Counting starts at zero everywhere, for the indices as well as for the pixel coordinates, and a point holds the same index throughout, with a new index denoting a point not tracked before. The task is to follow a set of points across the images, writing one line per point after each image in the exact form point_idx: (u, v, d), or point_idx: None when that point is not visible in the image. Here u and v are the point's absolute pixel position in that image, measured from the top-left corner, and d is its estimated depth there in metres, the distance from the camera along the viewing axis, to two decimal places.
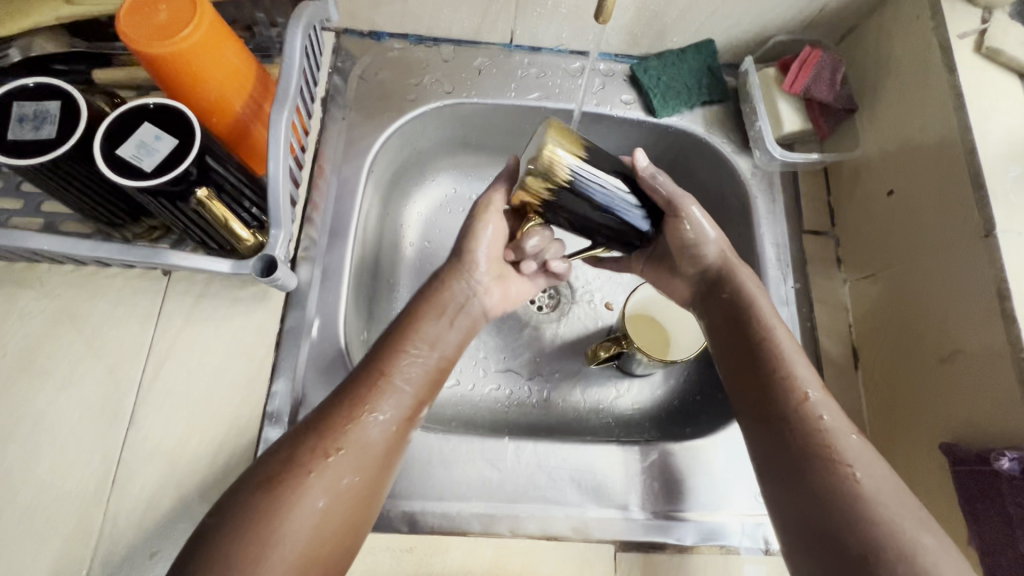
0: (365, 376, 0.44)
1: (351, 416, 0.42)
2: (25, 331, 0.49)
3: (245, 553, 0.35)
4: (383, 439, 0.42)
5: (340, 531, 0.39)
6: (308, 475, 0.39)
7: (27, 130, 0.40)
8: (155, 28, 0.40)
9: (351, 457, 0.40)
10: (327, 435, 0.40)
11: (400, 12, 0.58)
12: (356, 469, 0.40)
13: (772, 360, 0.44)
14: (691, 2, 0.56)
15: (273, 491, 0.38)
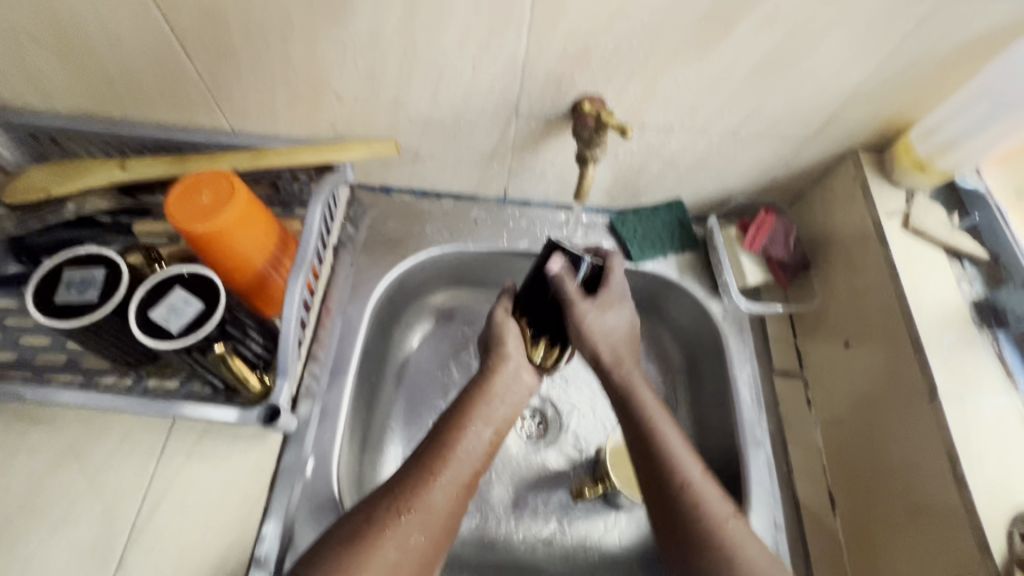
0: (435, 445, 0.50)
1: (423, 482, 0.48)
2: (29, 468, 0.51)
3: None
4: (449, 504, 0.48)
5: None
6: (387, 530, 0.44)
7: (73, 294, 0.45)
8: (199, 211, 0.48)
9: (420, 519, 0.46)
10: (401, 499, 0.46)
11: (407, 174, 0.67)
12: (422, 530, 0.46)
13: (655, 445, 0.50)
14: (660, 173, 0.65)
15: (361, 543, 0.43)
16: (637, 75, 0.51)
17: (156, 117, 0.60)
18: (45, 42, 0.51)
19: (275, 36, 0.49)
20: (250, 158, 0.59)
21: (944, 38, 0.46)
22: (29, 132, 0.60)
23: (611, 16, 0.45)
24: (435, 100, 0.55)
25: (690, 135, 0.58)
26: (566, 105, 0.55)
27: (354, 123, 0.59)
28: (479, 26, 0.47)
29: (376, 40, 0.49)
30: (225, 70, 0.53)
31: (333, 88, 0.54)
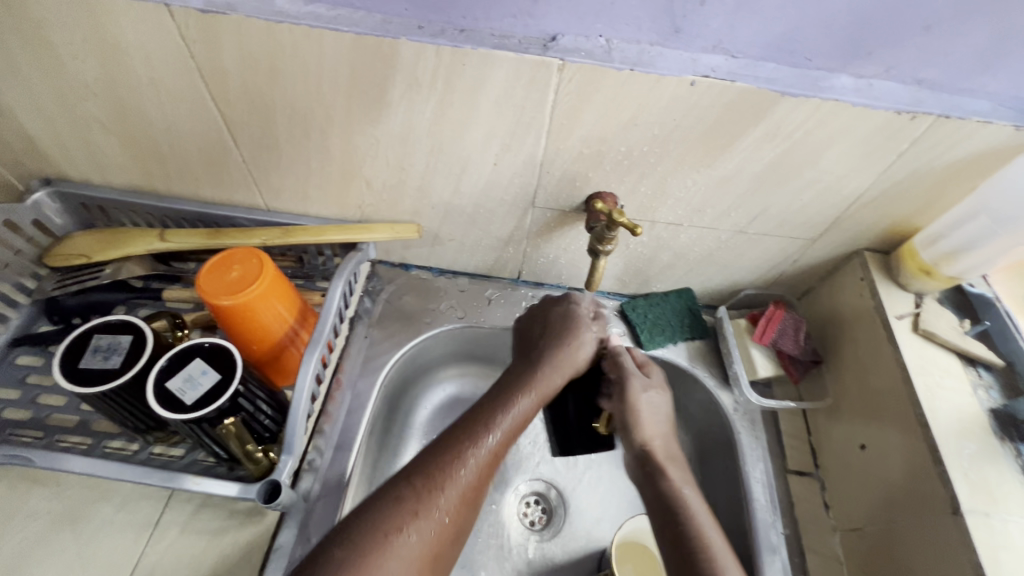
0: (449, 451, 0.46)
1: (436, 480, 0.44)
2: (25, 533, 0.51)
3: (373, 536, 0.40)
4: (461, 502, 0.45)
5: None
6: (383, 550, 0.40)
7: (97, 360, 0.47)
8: (227, 284, 0.50)
9: (441, 518, 0.43)
10: (420, 499, 0.43)
11: (425, 254, 0.70)
12: (443, 518, 0.43)
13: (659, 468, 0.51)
14: (670, 263, 0.67)
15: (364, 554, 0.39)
16: (647, 176, 0.54)
17: (198, 194, 0.65)
18: (111, 127, 0.57)
19: (316, 130, 0.54)
20: (280, 233, 0.63)
21: (940, 156, 0.48)
22: (81, 202, 0.66)
23: (623, 126, 0.49)
24: (457, 190, 0.59)
25: (699, 231, 0.61)
26: (581, 199, 0.58)
27: (380, 206, 0.63)
28: (501, 129, 0.51)
29: (406, 136, 0.53)
30: (268, 156, 0.58)
31: (364, 176, 0.59)
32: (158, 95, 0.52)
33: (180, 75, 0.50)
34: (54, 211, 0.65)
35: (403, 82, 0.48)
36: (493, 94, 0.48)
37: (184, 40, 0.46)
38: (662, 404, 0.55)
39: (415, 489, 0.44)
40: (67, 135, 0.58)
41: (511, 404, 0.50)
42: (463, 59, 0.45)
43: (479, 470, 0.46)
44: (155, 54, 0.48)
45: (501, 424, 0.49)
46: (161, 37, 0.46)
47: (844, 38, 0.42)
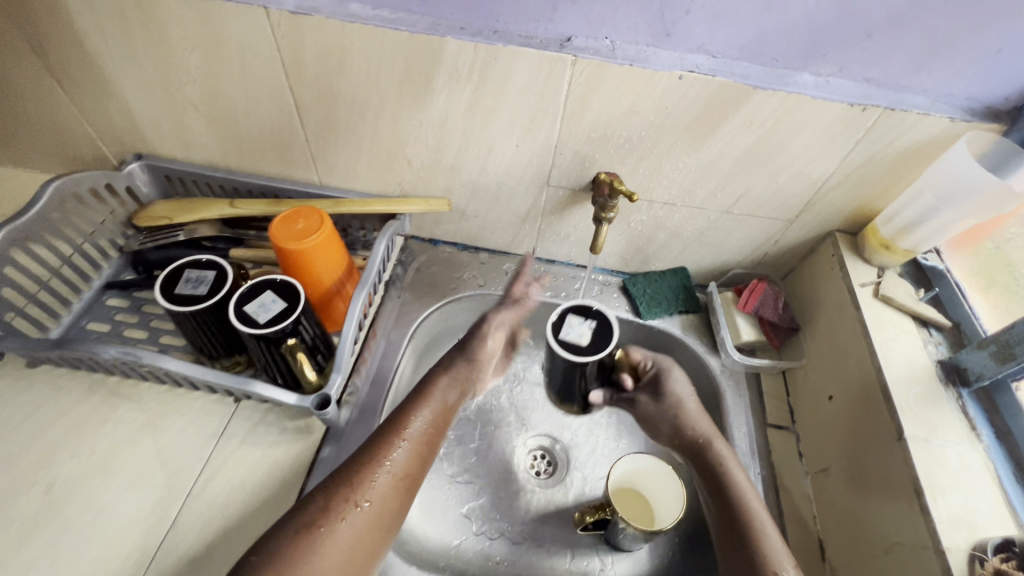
0: (378, 449, 0.54)
1: (370, 473, 0.52)
2: (114, 435, 0.60)
3: (310, 524, 0.47)
4: (392, 498, 0.52)
5: (366, 551, 0.49)
6: (321, 531, 0.47)
7: (188, 288, 0.57)
8: (293, 233, 0.61)
9: (375, 507, 0.51)
10: (353, 488, 0.51)
11: (452, 229, 0.80)
12: (376, 518, 0.51)
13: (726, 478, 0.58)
14: (666, 242, 0.76)
15: (307, 533, 0.47)
16: (645, 158, 0.64)
17: (263, 170, 0.76)
18: (200, 108, 0.69)
19: (370, 114, 0.65)
20: (331, 204, 0.74)
21: (890, 144, 0.58)
22: (165, 174, 0.78)
23: (625, 113, 0.59)
24: (484, 169, 0.70)
25: (691, 211, 0.70)
26: (589, 179, 0.68)
27: (418, 183, 0.73)
28: (524, 115, 0.62)
29: (444, 121, 0.64)
30: (327, 137, 0.69)
31: (406, 155, 0.70)
32: (244, 81, 0.64)
33: (267, 67, 0.62)
34: (143, 181, 0.77)
35: (446, 74, 0.59)
36: (519, 85, 0.58)
37: (273, 36, 0.58)
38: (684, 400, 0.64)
39: (351, 476, 0.52)
40: (162, 115, 0.70)
41: (426, 397, 0.61)
42: (496, 54, 0.56)
43: (407, 460, 0.55)
44: (248, 47, 0.60)
45: (417, 421, 0.58)
46: (257, 34, 0.58)
47: (804, 42, 0.52)
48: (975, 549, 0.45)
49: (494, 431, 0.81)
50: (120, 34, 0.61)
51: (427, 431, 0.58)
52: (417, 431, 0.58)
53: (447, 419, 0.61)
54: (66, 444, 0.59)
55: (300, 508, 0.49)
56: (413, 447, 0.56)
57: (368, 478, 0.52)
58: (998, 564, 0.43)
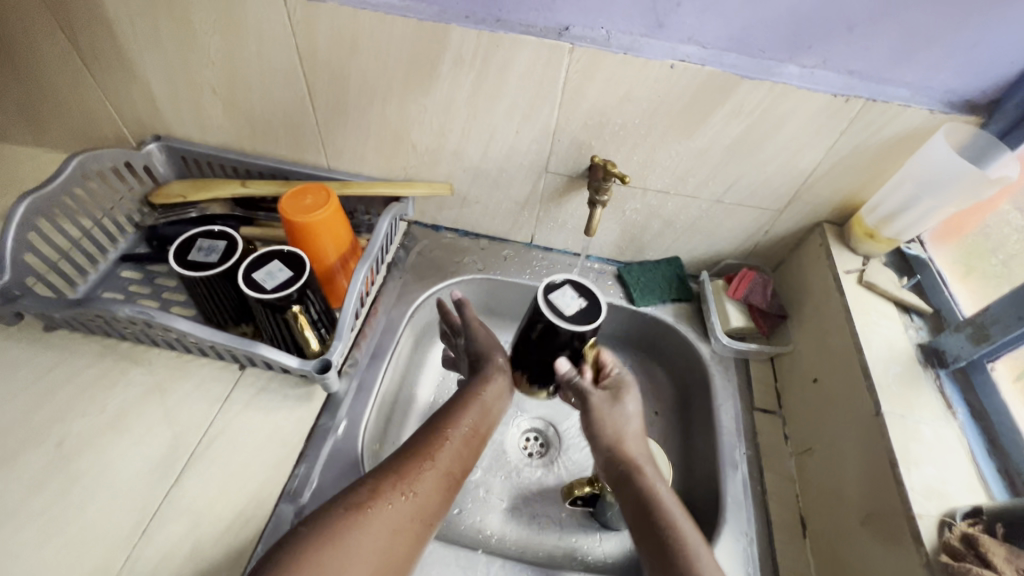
0: (428, 445, 0.55)
1: (417, 467, 0.53)
2: (124, 395, 0.63)
3: (356, 508, 0.48)
4: (437, 491, 0.53)
5: (405, 540, 0.49)
6: (367, 513, 0.48)
7: (200, 256, 0.60)
8: (301, 207, 0.63)
9: (419, 499, 0.51)
10: (401, 478, 0.52)
11: (454, 215, 0.83)
12: (418, 510, 0.51)
13: (642, 479, 0.56)
14: (660, 230, 0.79)
15: (353, 514, 0.48)
16: (639, 146, 0.67)
17: (274, 153, 0.79)
18: (218, 91, 0.72)
19: (378, 99, 0.68)
20: (339, 185, 0.77)
21: (873, 135, 0.60)
22: (181, 155, 0.81)
23: (620, 101, 0.62)
24: (485, 155, 0.73)
25: (684, 199, 0.73)
26: (585, 166, 0.71)
27: (421, 167, 0.77)
28: (524, 101, 0.65)
29: (449, 106, 0.67)
30: (337, 122, 0.73)
31: (411, 140, 0.73)
32: (261, 65, 0.67)
33: (283, 52, 0.65)
34: (160, 161, 0.81)
35: (451, 60, 0.62)
36: (519, 72, 0.62)
37: (289, 21, 0.62)
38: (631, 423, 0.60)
39: (398, 468, 0.53)
40: (182, 97, 0.74)
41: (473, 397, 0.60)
42: (498, 42, 0.59)
43: (452, 458, 0.56)
44: (266, 32, 0.63)
45: (464, 423, 0.58)
46: (274, 19, 0.62)
47: (790, 34, 0.55)
48: (945, 517, 0.47)
49: None
50: (145, 16, 0.64)
51: (473, 432, 0.59)
52: (463, 432, 0.58)
53: (490, 427, 0.61)
54: (78, 402, 0.62)
55: (347, 492, 0.50)
56: (457, 446, 0.57)
57: (415, 471, 0.53)
58: (965, 529, 0.45)
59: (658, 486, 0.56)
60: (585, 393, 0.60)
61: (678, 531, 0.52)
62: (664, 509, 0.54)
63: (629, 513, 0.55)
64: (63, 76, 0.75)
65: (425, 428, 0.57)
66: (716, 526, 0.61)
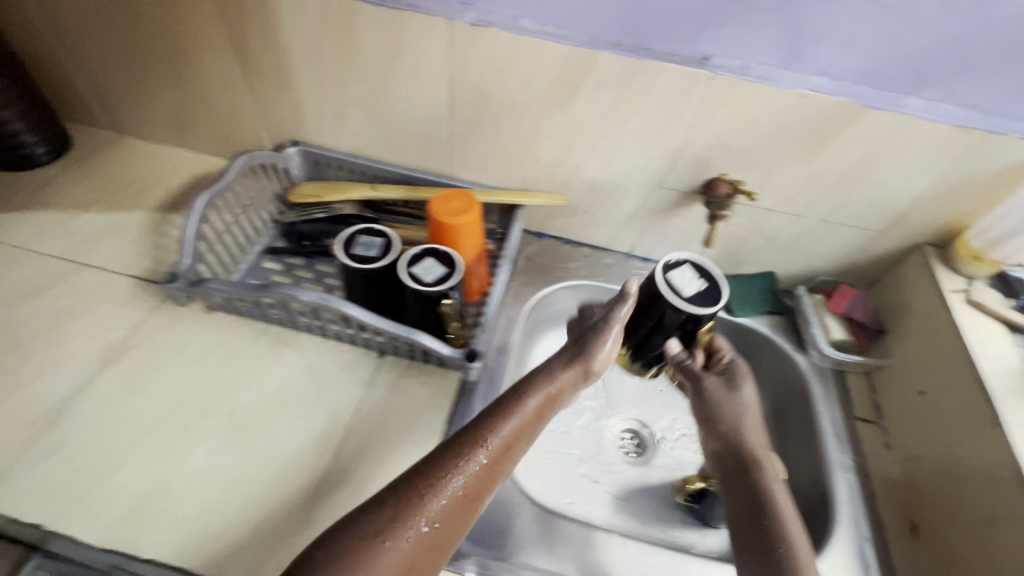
0: (449, 458, 0.46)
1: (437, 487, 0.44)
2: (282, 375, 0.69)
3: (367, 536, 0.40)
4: (457, 516, 0.44)
5: (427, 564, 0.42)
6: (381, 546, 0.40)
7: (363, 250, 0.67)
8: (450, 210, 0.70)
9: (436, 531, 0.42)
10: (424, 505, 0.43)
11: (562, 223, 0.89)
12: (440, 543, 0.42)
13: (754, 476, 0.55)
14: (760, 246, 0.83)
15: (368, 543, 0.40)
16: (755, 167, 0.72)
17: (402, 160, 0.86)
18: (364, 103, 0.79)
19: (515, 115, 0.75)
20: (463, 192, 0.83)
21: (986, 165, 0.65)
22: (315, 159, 0.89)
23: (746, 125, 0.68)
24: (605, 169, 0.78)
25: (789, 217, 0.78)
26: (700, 183, 0.76)
27: (540, 178, 0.83)
28: (654, 122, 0.70)
29: (581, 124, 0.73)
30: (470, 134, 0.79)
31: (536, 152, 0.79)
32: (412, 81, 0.74)
33: (435, 69, 0.72)
34: (296, 164, 0.88)
35: (594, 83, 0.68)
36: (657, 96, 0.67)
37: (449, 43, 0.69)
38: (750, 403, 0.61)
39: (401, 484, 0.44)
40: (329, 107, 0.81)
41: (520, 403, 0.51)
42: (642, 68, 0.65)
43: (479, 475, 0.46)
44: (425, 52, 0.70)
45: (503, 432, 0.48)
46: (435, 40, 0.69)
47: (918, 69, 0.60)
48: None
49: (589, 412, 0.87)
50: (317, 35, 0.72)
51: (504, 443, 0.48)
52: (501, 440, 0.48)
53: (528, 436, 0.51)
54: (241, 379, 0.68)
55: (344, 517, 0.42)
56: (489, 462, 0.47)
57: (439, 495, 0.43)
58: None
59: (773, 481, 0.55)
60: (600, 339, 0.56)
61: (785, 531, 0.51)
62: (774, 501, 0.53)
63: (737, 506, 0.55)
64: (222, 84, 0.83)
65: (456, 445, 0.46)
66: (831, 524, 0.65)
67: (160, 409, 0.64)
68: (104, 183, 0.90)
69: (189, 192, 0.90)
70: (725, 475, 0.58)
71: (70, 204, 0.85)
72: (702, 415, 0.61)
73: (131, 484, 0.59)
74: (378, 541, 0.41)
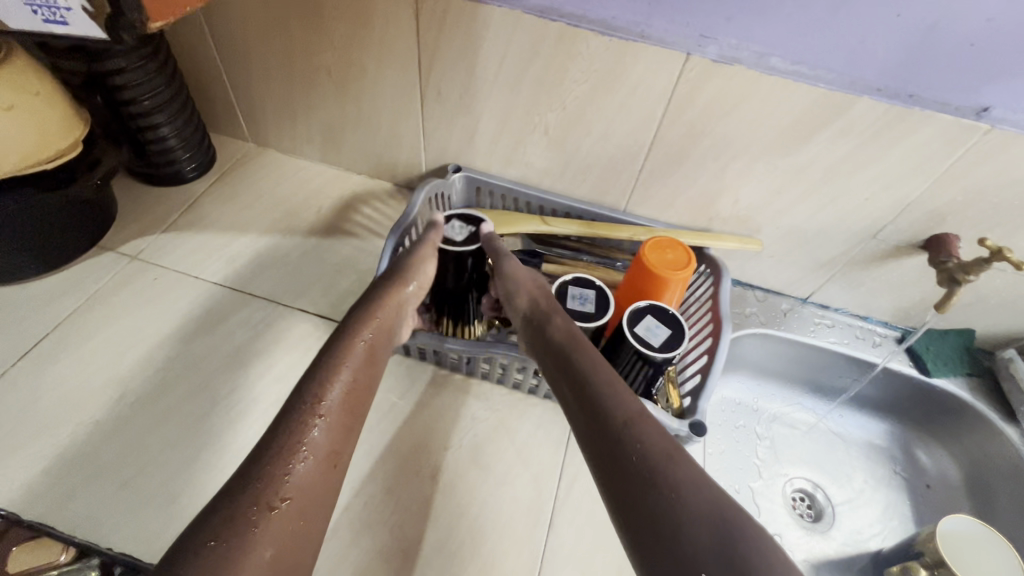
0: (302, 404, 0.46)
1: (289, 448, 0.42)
2: (475, 431, 0.64)
3: (248, 516, 0.38)
4: (315, 476, 0.42)
5: (294, 565, 0.38)
6: (252, 529, 0.37)
7: (576, 305, 0.62)
8: (664, 260, 0.64)
9: (299, 501, 0.40)
10: (269, 485, 0.40)
11: (738, 265, 0.82)
12: (302, 511, 0.40)
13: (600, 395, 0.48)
14: (968, 303, 0.76)
15: (244, 520, 0.37)
16: (1001, 225, 0.65)
17: (575, 192, 0.80)
18: (550, 132, 0.73)
19: (725, 155, 0.68)
20: (645, 231, 0.77)
21: None
22: (476, 185, 0.83)
23: (1009, 182, 0.61)
24: (813, 215, 0.72)
25: (1017, 278, 0.70)
26: (924, 237, 0.69)
27: (730, 219, 0.76)
28: (896, 172, 0.63)
29: (803, 168, 0.67)
30: (664, 170, 0.73)
31: (736, 194, 0.73)
32: (615, 113, 0.68)
33: (648, 103, 0.66)
34: (457, 190, 0.83)
35: (837, 128, 0.61)
36: (911, 146, 0.60)
37: (675, 78, 0.62)
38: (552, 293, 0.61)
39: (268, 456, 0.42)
40: (508, 134, 0.76)
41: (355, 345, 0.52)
42: (906, 115, 0.58)
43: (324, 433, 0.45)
44: (643, 85, 0.64)
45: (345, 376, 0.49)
46: (660, 75, 0.62)
47: None
48: None
49: (759, 470, 0.81)
50: (520, 61, 0.66)
51: (353, 391, 0.49)
52: (340, 393, 0.48)
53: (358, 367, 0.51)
54: (435, 434, 0.64)
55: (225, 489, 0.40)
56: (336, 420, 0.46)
57: (286, 467, 0.41)
58: None
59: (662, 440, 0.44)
60: (501, 253, 0.64)
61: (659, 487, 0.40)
62: (626, 414, 0.46)
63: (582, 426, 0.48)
64: (391, 104, 0.78)
65: (312, 396, 0.46)
66: None
67: (359, 466, 0.61)
68: (251, 200, 0.86)
69: (341, 215, 0.86)
70: (569, 403, 0.51)
71: (225, 224, 0.82)
72: (587, 360, 0.52)
73: (343, 550, 0.55)
74: (266, 512, 0.39)
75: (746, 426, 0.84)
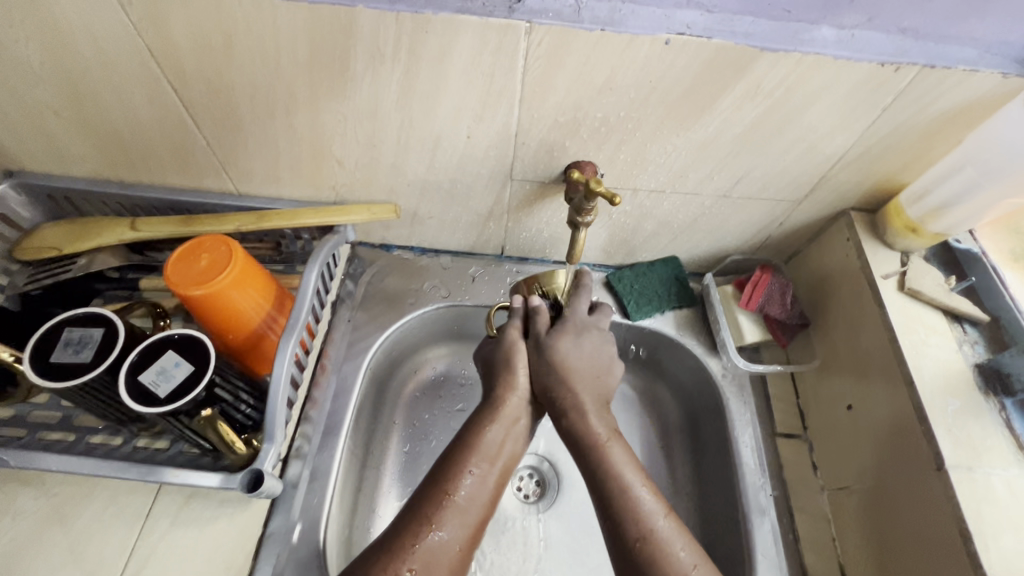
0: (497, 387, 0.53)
1: (446, 480, 0.47)
2: (14, 533, 0.50)
3: (410, 528, 0.44)
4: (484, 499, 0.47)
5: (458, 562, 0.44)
6: (429, 538, 0.44)
7: (69, 354, 0.46)
8: (196, 274, 0.50)
9: (452, 527, 0.45)
10: (428, 505, 0.45)
11: (405, 233, 0.68)
12: (465, 524, 0.46)
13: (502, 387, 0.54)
14: (654, 232, 0.65)
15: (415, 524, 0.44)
16: (625, 144, 0.52)
17: (166, 182, 0.62)
18: (66, 116, 0.54)
19: (279, 110, 0.52)
20: (254, 219, 0.61)
21: (923, 109, 0.47)
22: (47, 193, 0.63)
23: (598, 91, 0.47)
24: (431, 165, 0.57)
25: (682, 197, 0.59)
26: (559, 169, 0.56)
27: (355, 186, 0.61)
28: (473, 98, 0.49)
29: (374, 111, 0.51)
30: (232, 139, 0.56)
31: (334, 155, 0.57)
32: (112, 79, 0.50)
33: (130, 56, 0.47)
34: (20, 204, 0.63)
35: (366, 53, 0.45)
36: (461, 62, 0.45)
37: (128, 18, 0.44)
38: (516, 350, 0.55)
39: (440, 472, 0.48)
40: (22, 127, 0.56)
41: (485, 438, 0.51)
42: (426, 25, 0.43)
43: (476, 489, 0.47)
44: (99, 32, 0.45)
45: (493, 431, 0.51)
46: (105, 15, 0.44)
47: None
48: None
49: None
50: None
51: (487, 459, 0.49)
52: (490, 443, 0.50)
53: (526, 410, 0.54)
54: None
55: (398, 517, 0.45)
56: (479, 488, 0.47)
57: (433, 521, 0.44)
58: None
59: (654, 518, 0.45)
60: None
61: (655, 532, 0.45)
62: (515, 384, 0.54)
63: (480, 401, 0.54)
64: None
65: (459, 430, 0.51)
66: None
67: None
68: None
69: None
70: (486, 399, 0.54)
71: None
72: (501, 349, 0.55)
73: None
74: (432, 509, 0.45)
75: (468, 409, 0.73)
